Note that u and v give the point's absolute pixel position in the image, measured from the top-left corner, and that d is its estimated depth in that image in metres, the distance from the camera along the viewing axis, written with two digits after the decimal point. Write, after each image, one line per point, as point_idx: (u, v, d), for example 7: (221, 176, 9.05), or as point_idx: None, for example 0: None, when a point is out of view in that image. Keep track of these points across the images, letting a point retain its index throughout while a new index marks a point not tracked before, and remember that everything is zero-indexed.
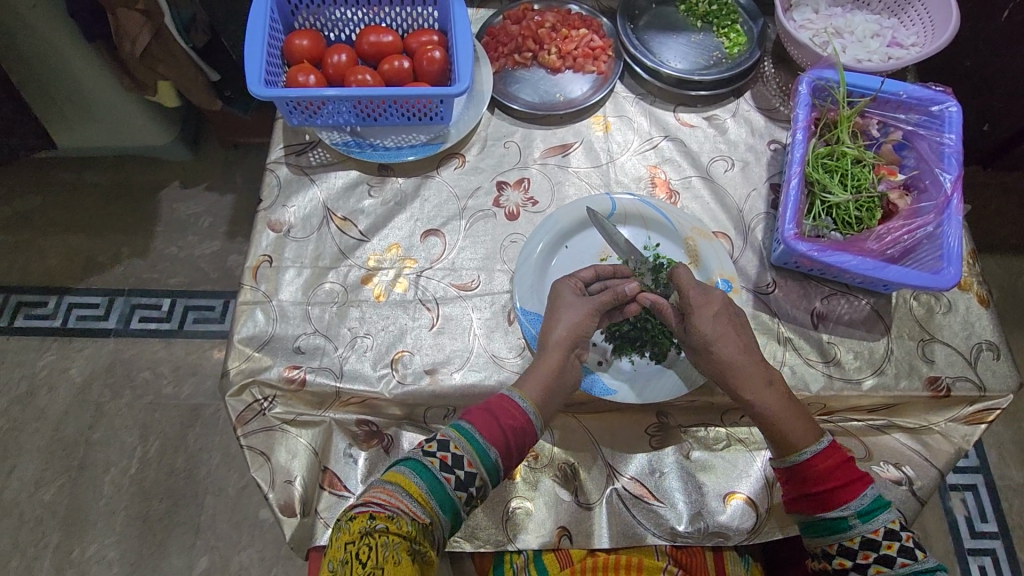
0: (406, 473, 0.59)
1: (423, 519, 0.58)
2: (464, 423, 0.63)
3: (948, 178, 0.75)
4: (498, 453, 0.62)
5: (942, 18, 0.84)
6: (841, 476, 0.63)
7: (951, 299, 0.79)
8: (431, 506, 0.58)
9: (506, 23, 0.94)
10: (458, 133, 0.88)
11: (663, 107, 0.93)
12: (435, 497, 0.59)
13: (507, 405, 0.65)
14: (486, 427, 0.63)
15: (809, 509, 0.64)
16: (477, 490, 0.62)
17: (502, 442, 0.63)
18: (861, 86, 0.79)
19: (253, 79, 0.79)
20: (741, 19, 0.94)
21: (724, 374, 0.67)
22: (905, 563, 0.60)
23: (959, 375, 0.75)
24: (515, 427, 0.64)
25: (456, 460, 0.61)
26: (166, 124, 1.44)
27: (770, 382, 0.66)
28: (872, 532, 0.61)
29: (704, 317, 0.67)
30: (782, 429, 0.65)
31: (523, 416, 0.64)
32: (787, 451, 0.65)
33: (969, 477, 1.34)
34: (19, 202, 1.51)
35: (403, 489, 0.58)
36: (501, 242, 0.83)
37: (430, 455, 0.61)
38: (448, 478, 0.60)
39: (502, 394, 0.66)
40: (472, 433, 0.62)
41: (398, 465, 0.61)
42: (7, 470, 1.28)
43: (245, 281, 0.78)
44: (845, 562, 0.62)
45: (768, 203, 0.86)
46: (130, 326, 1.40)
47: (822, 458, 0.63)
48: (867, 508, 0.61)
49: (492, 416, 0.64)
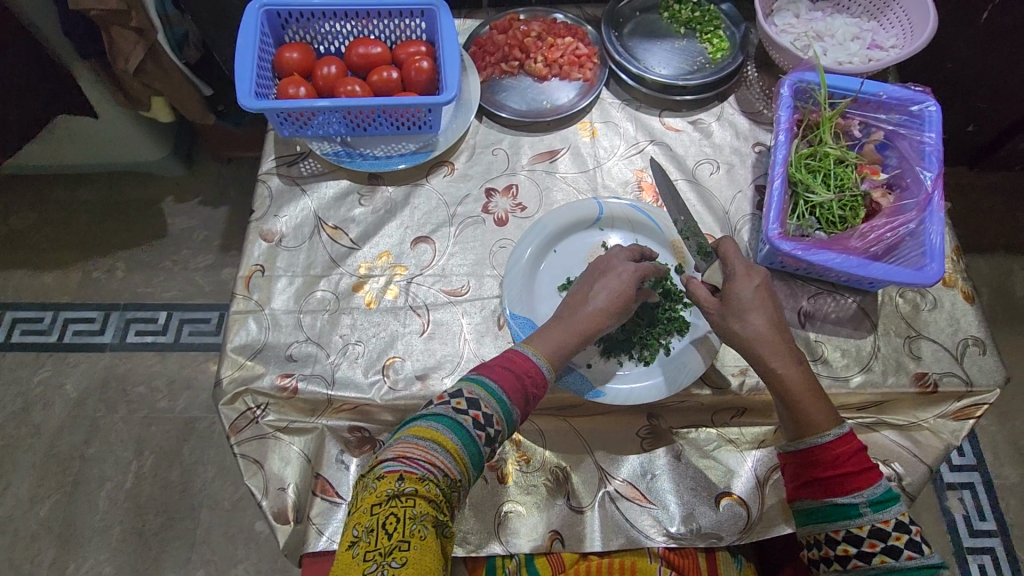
0: (440, 429, 0.58)
1: (455, 476, 0.57)
2: (490, 380, 0.62)
3: (928, 177, 0.76)
4: (520, 409, 0.63)
5: (920, 19, 0.86)
6: (855, 463, 0.63)
7: (936, 296, 0.80)
8: (463, 462, 0.58)
9: (492, 33, 0.95)
10: (447, 141, 0.90)
11: (648, 112, 0.94)
12: (467, 452, 0.59)
13: (528, 363, 0.65)
14: (511, 385, 0.63)
15: (817, 493, 0.64)
16: (497, 446, 0.62)
17: (524, 399, 0.64)
18: (841, 88, 0.81)
19: (243, 92, 0.80)
20: (724, 25, 0.96)
21: (751, 345, 0.66)
22: (911, 556, 0.60)
23: (945, 370, 0.75)
24: (534, 383, 0.64)
25: (488, 419, 0.60)
26: (160, 140, 1.45)
27: (798, 362, 0.66)
28: (882, 522, 0.61)
29: (741, 286, 0.68)
30: (802, 407, 0.65)
31: (543, 376, 0.65)
32: (804, 431, 0.65)
33: (966, 476, 1.34)
34: (15, 219, 1.52)
35: (436, 446, 0.57)
36: (490, 247, 0.84)
37: (462, 413, 0.60)
38: (480, 435, 0.60)
39: (519, 349, 0.66)
40: (500, 392, 0.62)
41: (428, 421, 0.59)
42: (2, 487, 1.28)
43: (237, 290, 0.79)
44: (849, 549, 0.62)
45: (753, 205, 0.87)
46: (125, 340, 1.41)
47: (840, 443, 0.63)
48: (879, 498, 0.62)
49: (512, 371, 0.64)
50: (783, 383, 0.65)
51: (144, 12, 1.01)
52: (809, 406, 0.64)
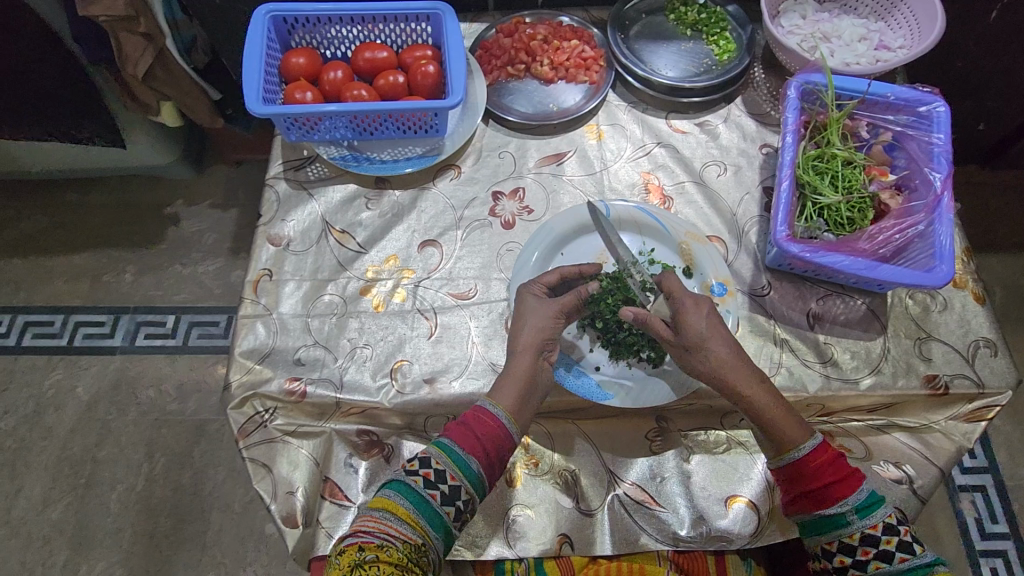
0: (391, 496, 0.61)
1: (416, 540, 0.60)
2: (442, 437, 0.64)
3: (937, 177, 0.75)
4: (479, 462, 0.64)
5: (928, 19, 0.85)
6: (834, 472, 0.63)
7: (946, 297, 0.79)
8: (420, 525, 0.60)
9: (498, 36, 0.95)
10: (453, 144, 0.90)
11: (655, 115, 0.94)
12: (422, 514, 0.61)
13: (480, 415, 0.65)
14: (462, 437, 0.64)
15: (807, 507, 0.64)
16: (464, 504, 0.63)
17: (481, 452, 0.64)
18: (848, 89, 0.81)
19: (250, 97, 0.80)
20: (730, 27, 0.95)
21: (717, 375, 0.66)
22: (904, 558, 0.61)
23: (957, 372, 0.75)
24: (491, 437, 0.65)
25: (440, 475, 0.62)
26: (168, 144, 1.46)
27: (761, 380, 0.66)
28: (870, 527, 0.62)
29: (694, 317, 0.67)
30: (776, 426, 0.65)
31: (498, 425, 0.65)
32: (781, 448, 0.65)
33: (978, 478, 1.33)
34: (26, 224, 1.53)
35: (390, 514, 0.60)
36: (497, 251, 0.84)
37: (413, 474, 0.62)
38: (433, 494, 0.62)
39: (475, 403, 0.67)
40: (451, 446, 0.63)
41: (383, 489, 0.62)
42: (14, 490, 1.29)
43: (245, 294, 0.79)
44: (845, 559, 0.63)
45: (761, 207, 0.86)
46: (135, 343, 1.42)
47: (816, 454, 0.64)
48: (863, 504, 0.62)
49: (462, 426, 0.65)
50: (756, 409, 0.65)
51: (152, 18, 1.01)
52: (784, 424, 0.65)
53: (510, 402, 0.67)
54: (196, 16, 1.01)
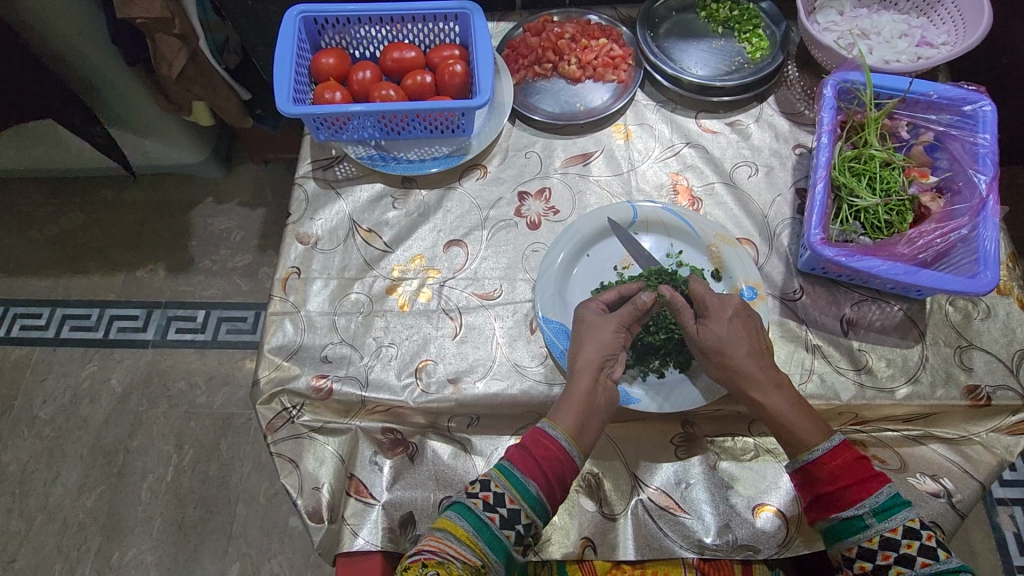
0: (452, 517, 0.61)
1: (475, 562, 0.59)
2: (503, 460, 0.65)
3: (982, 179, 0.72)
4: (539, 485, 0.63)
5: (974, 15, 0.82)
6: (850, 474, 0.62)
7: (989, 305, 0.76)
8: (480, 548, 0.60)
9: (526, 35, 0.95)
10: (479, 144, 0.89)
11: (684, 114, 0.92)
12: (482, 538, 0.60)
13: (542, 438, 0.66)
14: (521, 460, 0.64)
15: (824, 512, 0.63)
16: (525, 528, 0.63)
17: (541, 476, 0.64)
18: (888, 88, 0.78)
19: (281, 97, 0.81)
20: (764, 24, 0.93)
21: (735, 380, 0.67)
22: (927, 563, 0.58)
23: (999, 383, 0.72)
24: (550, 458, 0.65)
25: (498, 498, 0.62)
26: (199, 142, 1.49)
27: (778, 386, 0.67)
28: (889, 530, 0.59)
29: (722, 317, 0.68)
30: (790, 428, 0.65)
31: (560, 450, 0.65)
32: (797, 451, 0.64)
33: (1018, 491, 1.28)
34: (65, 220, 1.58)
35: (451, 534, 0.60)
36: (523, 251, 0.84)
37: (473, 496, 0.62)
38: (492, 517, 0.61)
39: (535, 425, 0.67)
40: (510, 469, 0.64)
41: (446, 510, 0.62)
42: (51, 477, 1.33)
43: (274, 292, 0.80)
44: (865, 566, 0.60)
45: (794, 208, 0.84)
46: (167, 337, 1.45)
47: (832, 456, 0.62)
48: (882, 506, 0.60)
49: (524, 449, 0.65)
50: (769, 412, 0.66)
51: (186, 19, 1.03)
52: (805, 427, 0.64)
53: (571, 424, 0.66)
54: (229, 17, 1.03)
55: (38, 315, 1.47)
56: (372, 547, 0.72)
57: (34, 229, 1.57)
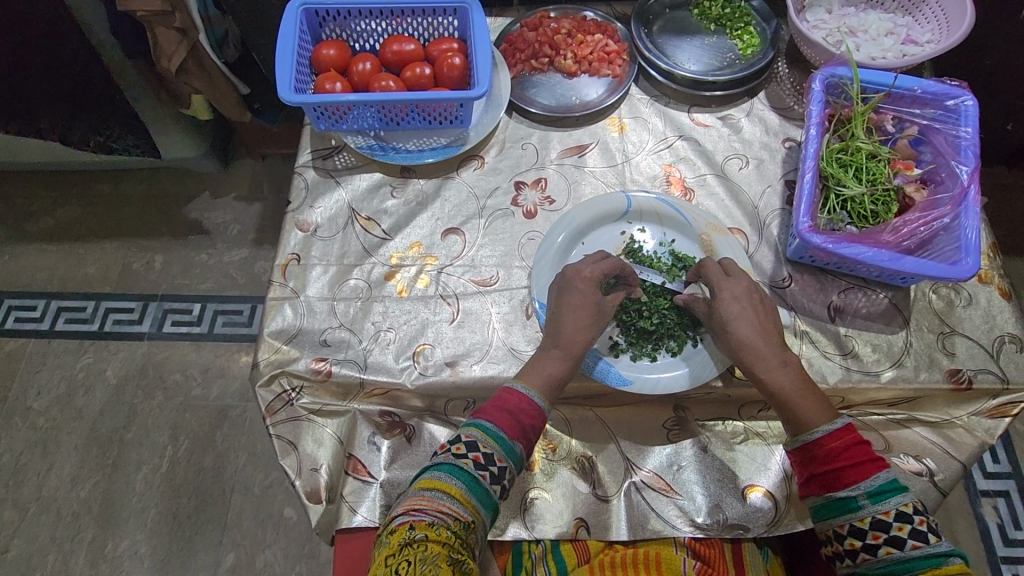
0: (442, 477, 0.62)
1: (466, 518, 0.61)
2: (485, 421, 0.67)
3: (964, 171, 0.75)
4: (522, 447, 0.67)
5: (957, 14, 0.85)
6: (848, 456, 0.63)
7: (971, 293, 0.79)
8: (472, 503, 0.62)
9: (523, 30, 0.97)
10: (477, 135, 0.91)
11: (677, 108, 0.95)
12: (474, 494, 0.62)
13: (520, 401, 0.68)
14: (506, 423, 0.66)
15: (818, 490, 0.64)
16: (508, 482, 0.66)
17: (524, 437, 0.67)
18: (874, 82, 0.80)
19: (283, 85, 0.83)
20: (754, 21, 0.96)
21: (740, 355, 0.69)
22: (916, 545, 0.59)
23: (980, 367, 0.74)
24: (529, 420, 0.68)
25: (488, 458, 0.64)
26: (197, 137, 1.50)
27: (783, 363, 0.68)
28: (882, 513, 0.61)
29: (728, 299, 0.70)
30: (793, 406, 0.66)
31: (538, 412, 0.68)
32: (797, 429, 0.66)
33: (1001, 483, 1.31)
34: (61, 213, 1.58)
35: (444, 493, 0.61)
36: (519, 240, 0.85)
37: (462, 457, 0.64)
38: (484, 475, 0.64)
39: (507, 386, 0.69)
40: (495, 430, 0.66)
41: (431, 471, 0.63)
42: (45, 468, 1.33)
43: (274, 277, 0.81)
44: (856, 543, 0.62)
45: (783, 200, 0.87)
46: (162, 330, 1.45)
47: (832, 438, 0.64)
48: (878, 490, 0.61)
49: (505, 410, 0.67)
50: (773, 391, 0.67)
51: (188, 12, 1.04)
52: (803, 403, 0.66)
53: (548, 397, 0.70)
54: (229, 10, 1.04)
55: (33, 307, 1.47)
56: (370, 523, 0.74)
57: (29, 222, 1.57)
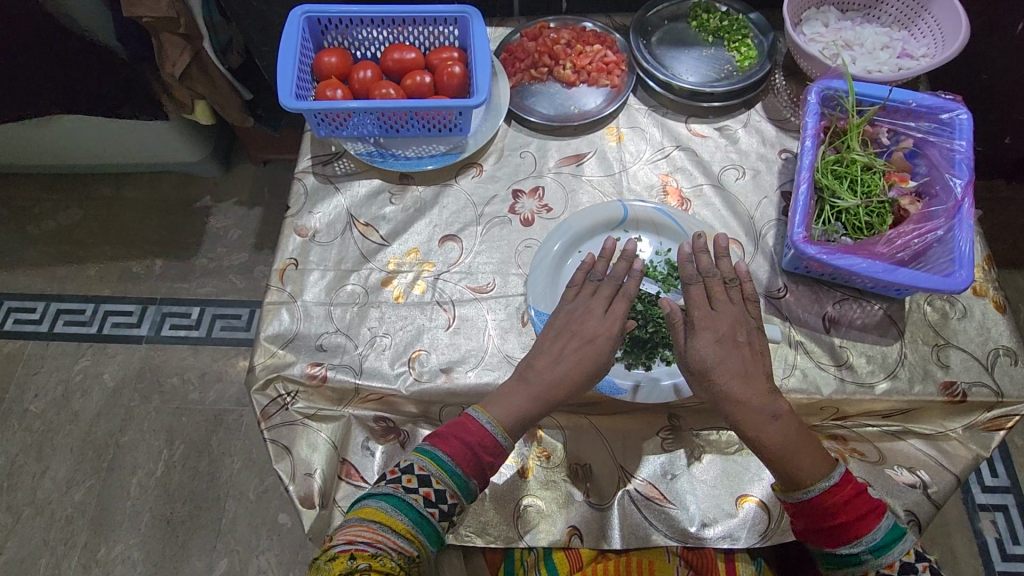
0: (387, 510, 0.62)
1: (411, 552, 0.61)
2: (442, 453, 0.64)
3: (958, 183, 0.75)
4: (476, 480, 0.65)
5: (951, 28, 0.86)
6: (849, 512, 0.62)
7: (966, 305, 0.79)
8: (418, 540, 0.62)
9: (523, 40, 0.98)
10: (476, 144, 0.92)
11: (675, 118, 0.95)
12: (421, 531, 0.62)
13: (481, 433, 0.65)
14: (463, 457, 0.64)
15: (819, 543, 0.64)
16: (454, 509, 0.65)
17: (479, 470, 0.65)
18: (869, 95, 0.81)
19: (284, 92, 0.83)
20: (752, 34, 0.97)
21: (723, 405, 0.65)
22: None
23: (975, 380, 0.74)
24: (487, 454, 0.66)
25: (439, 495, 0.63)
26: (199, 142, 1.51)
27: (773, 417, 0.64)
28: (886, 565, 0.62)
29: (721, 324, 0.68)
30: (790, 463, 0.63)
31: (498, 446, 0.66)
32: (792, 486, 0.63)
33: (1000, 497, 1.30)
34: (63, 216, 1.59)
35: (388, 527, 0.61)
36: (516, 247, 0.86)
37: (413, 492, 0.63)
38: (432, 513, 0.63)
39: (467, 414, 0.67)
40: (450, 464, 0.64)
41: (376, 501, 0.63)
42: (40, 470, 1.33)
43: (272, 282, 0.82)
44: None
45: (779, 210, 0.87)
46: (160, 333, 1.46)
47: (831, 494, 0.62)
48: (879, 544, 0.62)
49: (462, 442, 0.65)
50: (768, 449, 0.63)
51: (192, 19, 1.05)
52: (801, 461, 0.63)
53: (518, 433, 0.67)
54: (232, 17, 1.05)
55: (33, 309, 1.47)
56: None
57: (31, 225, 1.57)
